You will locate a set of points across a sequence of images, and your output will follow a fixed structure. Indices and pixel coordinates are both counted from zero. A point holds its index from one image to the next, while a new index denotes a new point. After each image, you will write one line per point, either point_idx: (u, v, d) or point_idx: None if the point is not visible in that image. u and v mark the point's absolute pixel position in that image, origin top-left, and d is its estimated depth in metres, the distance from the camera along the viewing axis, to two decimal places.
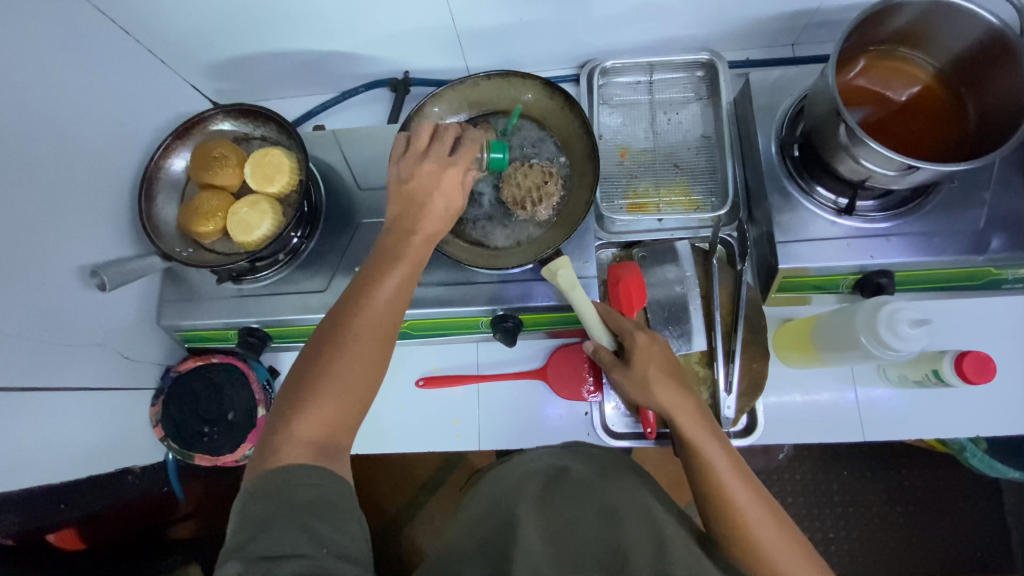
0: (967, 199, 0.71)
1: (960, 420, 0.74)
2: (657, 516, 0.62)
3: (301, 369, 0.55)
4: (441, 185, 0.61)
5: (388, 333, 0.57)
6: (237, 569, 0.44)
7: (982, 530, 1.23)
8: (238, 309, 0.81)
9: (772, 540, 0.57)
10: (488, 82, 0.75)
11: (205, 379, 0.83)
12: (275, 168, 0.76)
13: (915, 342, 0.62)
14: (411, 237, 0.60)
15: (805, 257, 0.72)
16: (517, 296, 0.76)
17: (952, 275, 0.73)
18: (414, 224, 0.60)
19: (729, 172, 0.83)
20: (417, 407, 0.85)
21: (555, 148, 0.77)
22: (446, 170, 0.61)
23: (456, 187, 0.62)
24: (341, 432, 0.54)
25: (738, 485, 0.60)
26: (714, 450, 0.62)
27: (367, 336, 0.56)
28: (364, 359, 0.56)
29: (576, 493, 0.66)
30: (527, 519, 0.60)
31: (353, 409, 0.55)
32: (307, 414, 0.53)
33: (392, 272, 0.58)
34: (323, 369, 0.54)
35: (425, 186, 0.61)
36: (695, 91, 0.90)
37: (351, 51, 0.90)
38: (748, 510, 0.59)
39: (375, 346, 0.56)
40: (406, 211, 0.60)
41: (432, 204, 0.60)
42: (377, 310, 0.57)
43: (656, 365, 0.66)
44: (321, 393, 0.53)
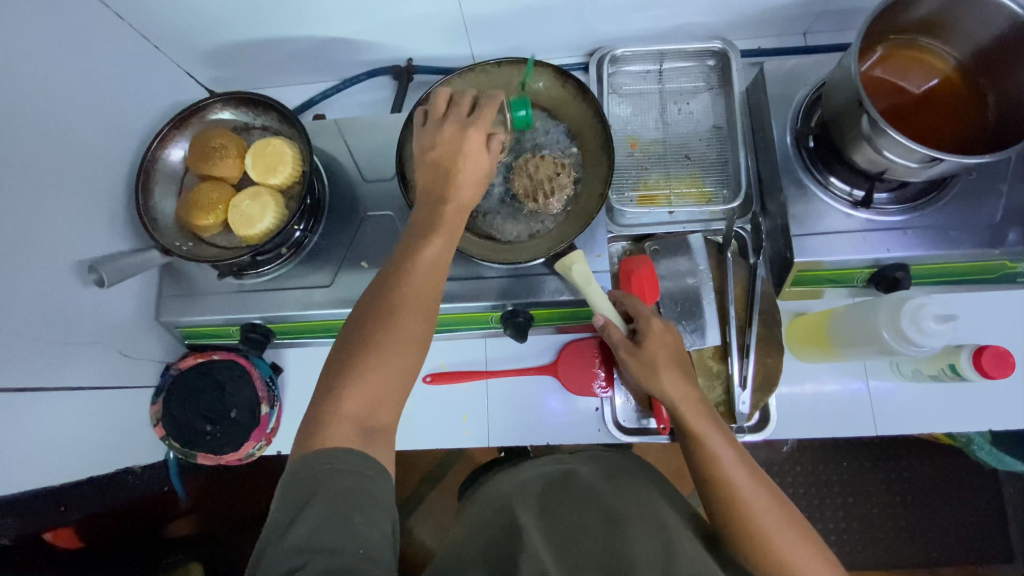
0: (986, 191, 0.70)
1: (973, 415, 0.74)
2: (669, 524, 0.62)
3: (345, 343, 0.54)
4: (467, 148, 0.59)
5: (430, 302, 0.56)
6: (274, 557, 0.44)
7: (979, 520, 1.24)
8: (240, 306, 0.79)
9: (782, 533, 0.56)
10: (497, 69, 0.73)
11: (207, 377, 0.81)
12: (277, 159, 0.74)
13: (939, 339, 0.61)
14: (445, 206, 0.58)
15: (820, 251, 0.71)
16: (528, 291, 0.74)
17: (967, 269, 0.72)
18: (445, 194, 0.58)
19: (742, 164, 0.81)
20: (425, 403, 0.83)
21: (566, 138, 0.75)
22: (467, 131, 0.59)
23: (482, 150, 0.59)
24: (384, 410, 0.53)
25: (745, 478, 0.59)
26: (719, 442, 0.61)
27: (406, 309, 0.54)
28: (406, 331, 0.54)
29: (594, 493, 0.66)
30: (529, 523, 0.61)
31: (398, 383, 0.54)
32: (352, 390, 0.52)
33: (428, 243, 0.56)
34: (365, 343, 0.53)
35: (450, 151, 0.59)
36: (706, 80, 0.88)
37: (353, 37, 0.87)
38: (754, 502, 0.58)
39: (416, 320, 0.55)
40: (437, 181, 0.59)
41: (462, 169, 0.58)
42: (414, 280, 0.55)
43: (666, 353, 0.65)
44: (363, 368, 0.52)
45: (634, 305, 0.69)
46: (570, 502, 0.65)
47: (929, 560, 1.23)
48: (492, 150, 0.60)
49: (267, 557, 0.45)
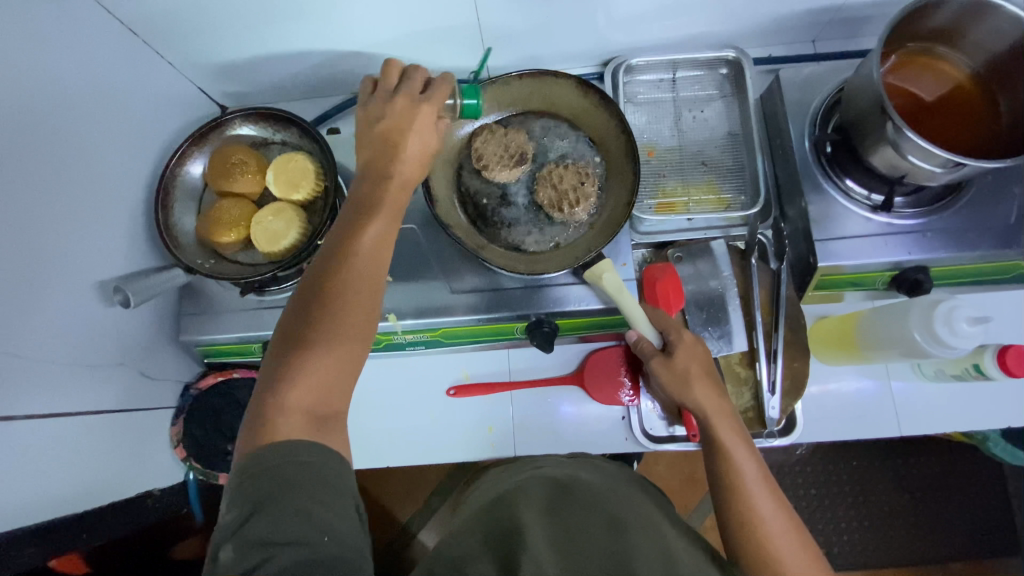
0: (1000, 194, 0.72)
1: (993, 414, 0.75)
2: (662, 533, 0.61)
3: (289, 326, 0.54)
4: (417, 125, 0.59)
5: (374, 284, 0.56)
6: (233, 554, 0.43)
7: (986, 514, 1.26)
8: (261, 323, 0.78)
9: (789, 554, 0.55)
10: (518, 82, 0.74)
11: (229, 397, 0.83)
12: (300, 174, 0.73)
13: (971, 339, 0.62)
14: (387, 182, 0.58)
15: (842, 255, 0.72)
16: (554, 301, 0.74)
17: (983, 270, 0.74)
18: (391, 169, 0.59)
19: (759, 169, 0.82)
20: (449, 417, 0.82)
21: (587, 147, 0.76)
22: (419, 106, 0.59)
23: (431, 127, 0.60)
24: (334, 399, 0.53)
25: (765, 500, 0.58)
26: (745, 459, 0.60)
27: (349, 292, 0.54)
28: (351, 316, 0.54)
29: (585, 501, 0.66)
30: (529, 522, 0.60)
31: (347, 368, 0.54)
32: (300, 378, 0.51)
33: (373, 221, 0.57)
34: (312, 329, 0.53)
35: (398, 125, 0.59)
36: (719, 88, 0.89)
37: (369, 51, 0.87)
38: (771, 523, 0.57)
39: (361, 301, 0.55)
40: (382, 156, 0.59)
41: (410, 146, 0.59)
42: (359, 262, 0.55)
43: (697, 364, 0.65)
44: (311, 353, 0.52)
45: (664, 318, 0.70)
46: (575, 509, 0.64)
47: (939, 556, 1.25)
48: (441, 126, 0.62)
49: (224, 556, 0.43)
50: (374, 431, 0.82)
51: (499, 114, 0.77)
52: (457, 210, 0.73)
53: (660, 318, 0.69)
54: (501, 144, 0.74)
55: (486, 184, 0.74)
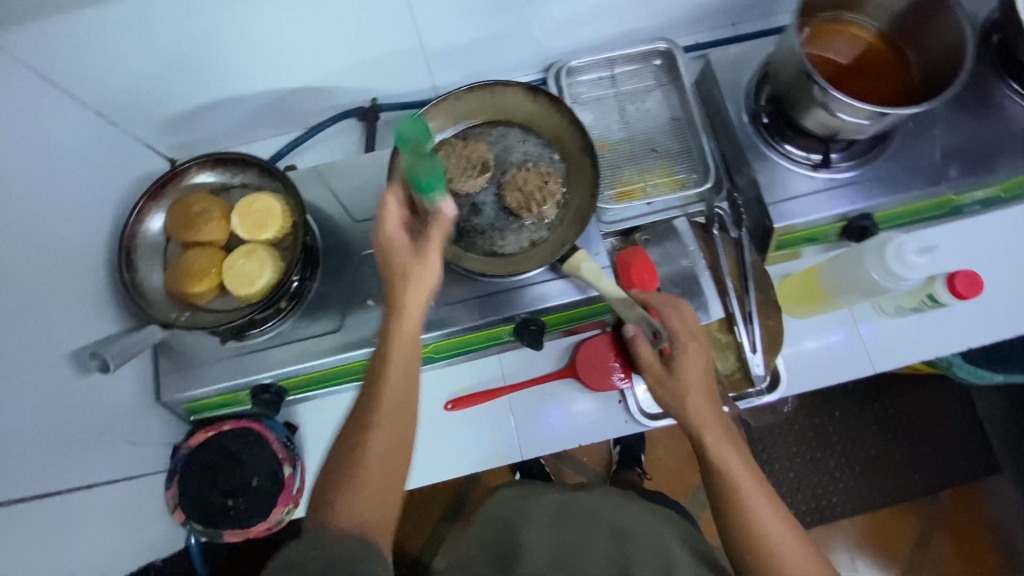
0: (921, 139, 0.79)
1: (956, 337, 0.81)
2: (665, 541, 0.67)
3: (337, 448, 0.55)
4: (407, 263, 0.56)
5: (411, 396, 0.56)
6: None
7: (965, 439, 1.35)
8: (244, 369, 0.75)
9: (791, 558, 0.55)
10: (469, 95, 0.75)
11: (218, 454, 0.77)
12: (268, 213, 0.73)
13: (922, 270, 0.66)
14: (407, 304, 0.56)
15: (794, 214, 0.77)
16: (537, 299, 0.76)
17: (921, 208, 0.81)
18: (401, 298, 0.56)
19: (705, 147, 0.87)
20: (449, 433, 0.82)
21: (545, 148, 0.77)
22: (376, 224, 0.57)
23: (418, 261, 0.56)
24: (384, 508, 0.53)
25: (762, 503, 0.58)
26: (734, 461, 0.60)
27: (384, 409, 0.54)
28: (388, 433, 0.54)
29: (586, 513, 0.72)
30: (532, 542, 0.68)
31: (391, 480, 0.54)
32: (350, 500, 0.52)
33: (399, 337, 0.56)
34: (355, 451, 0.54)
35: (393, 270, 0.57)
36: (656, 79, 0.93)
37: (315, 85, 0.87)
38: (768, 528, 0.56)
39: (398, 414, 0.55)
40: (392, 286, 0.57)
41: (408, 289, 0.56)
42: (391, 384, 0.55)
43: (692, 371, 0.64)
44: (357, 474, 0.53)
45: (682, 319, 0.67)
46: (574, 525, 0.71)
47: (931, 487, 1.33)
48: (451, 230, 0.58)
49: None
50: None
51: (456, 128, 0.78)
52: None
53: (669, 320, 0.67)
54: (462, 157, 0.75)
55: (454, 197, 0.75)
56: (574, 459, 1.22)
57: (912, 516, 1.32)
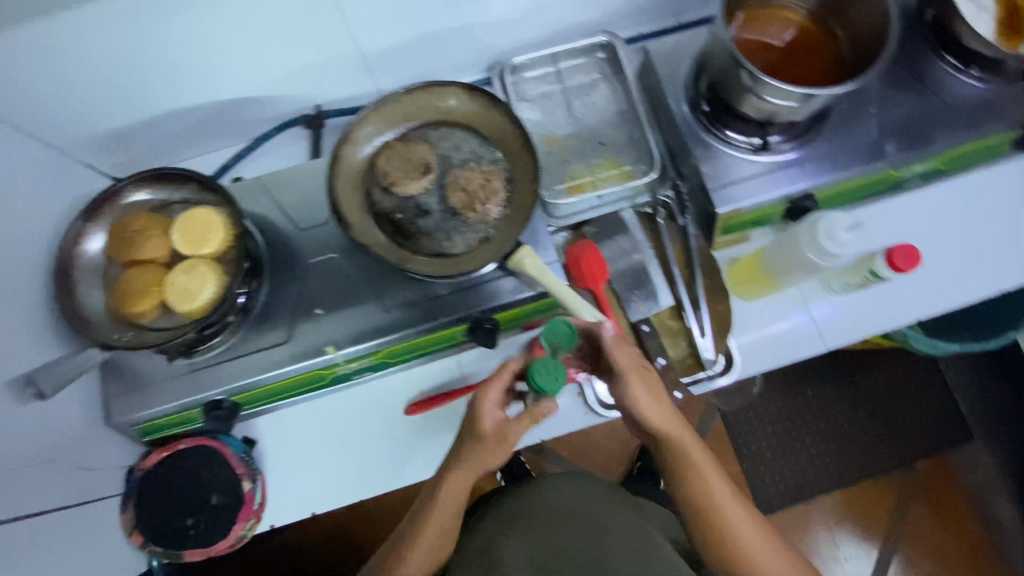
0: (858, 117, 0.80)
1: (904, 309, 0.82)
2: (640, 536, 0.72)
3: (397, 540, 0.69)
4: (490, 434, 0.66)
5: (458, 500, 0.68)
6: None
7: (939, 411, 1.38)
8: (196, 385, 0.75)
9: (756, 545, 0.63)
10: (407, 97, 0.74)
11: (175, 473, 0.76)
12: (208, 227, 0.71)
13: (851, 246, 0.69)
14: (488, 444, 0.66)
15: (738, 198, 0.77)
16: (488, 298, 0.76)
17: (863, 185, 0.81)
18: (479, 442, 0.66)
19: (650, 138, 0.88)
20: (409, 437, 0.82)
21: (487, 145, 0.76)
22: (477, 400, 0.67)
23: (507, 430, 0.66)
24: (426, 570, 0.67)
25: (730, 502, 0.65)
26: (707, 471, 0.66)
27: (435, 511, 0.67)
28: (436, 532, 0.67)
29: (558, 514, 0.76)
30: (506, 553, 0.72)
31: (432, 554, 0.67)
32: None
33: (466, 462, 0.67)
34: (408, 543, 0.67)
35: (482, 436, 0.66)
36: (600, 71, 0.94)
37: (256, 95, 0.86)
38: (738, 526, 0.64)
39: (447, 516, 0.67)
40: (472, 426, 0.67)
41: (486, 446, 0.66)
42: (445, 494, 0.67)
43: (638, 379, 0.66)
44: (405, 559, 0.66)
45: (631, 356, 0.67)
46: (548, 527, 0.74)
47: (906, 459, 1.35)
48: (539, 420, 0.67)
49: None
50: (338, 468, 0.81)
51: (397, 131, 0.76)
52: (375, 230, 0.73)
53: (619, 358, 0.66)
54: (404, 160, 0.74)
55: (397, 200, 0.73)
56: (555, 454, 1.24)
57: (890, 488, 1.34)
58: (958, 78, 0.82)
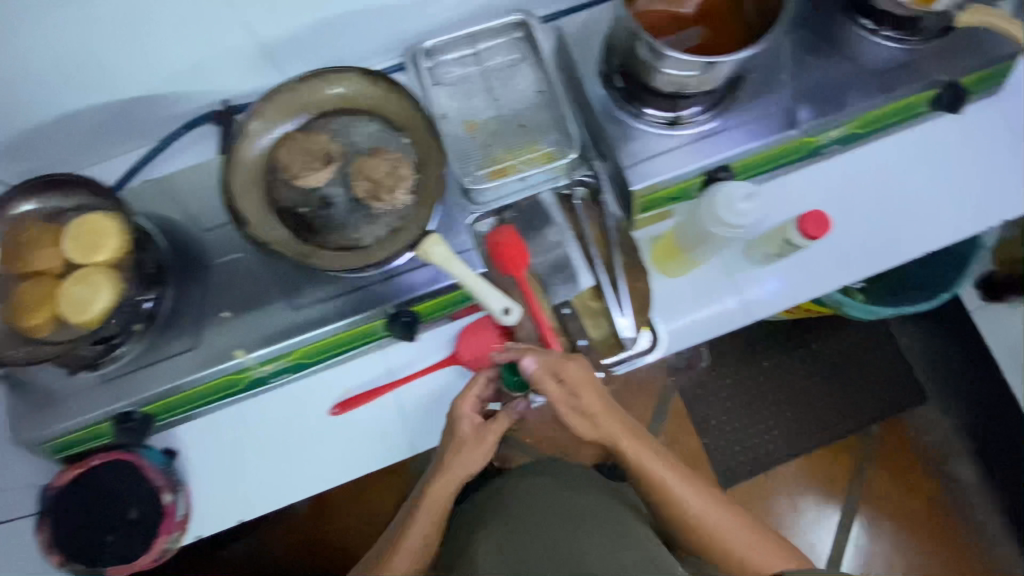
0: (770, 84, 0.79)
1: (827, 276, 0.82)
2: (619, 524, 0.71)
3: (388, 541, 0.76)
4: (467, 438, 0.74)
5: (438, 504, 0.74)
6: None
7: (895, 375, 1.39)
8: (104, 397, 0.72)
9: (721, 524, 0.74)
10: (303, 85, 0.71)
11: (94, 489, 0.74)
12: (100, 233, 0.68)
13: (749, 216, 0.69)
14: (462, 446, 0.74)
15: (654, 173, 0.76)
16: (402, 290, 0.73)
17: (781, 154, 0.81)
18: (456, 446, 0.74)
19: (571, 117, 0.85)
20: (335, 439, 0.79)
21: (392, 132, 0.74)
22: (455, 403, 0.76)
23: (483, 436, 0.74)
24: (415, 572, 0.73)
25: (693, 496, 0.74)
26: (666, 472, 0.74)
27: (420, 512, 0.74)
28: (422, 531, 0.73)
29: (532, 502, 0.74)
30: (479, 549, 0.70)
31: (418, 554, 0.73)
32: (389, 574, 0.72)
33: (444, 465, 0.74)
34: (397, 543, 0.73)
35: (459, 439, 0.74)
36: (520, 52, 0.90)
37: (155, 92, 0.82)
38: (702, 512, 0.74)
39: (429, 517, 0.74)
40: (449, 431, 0.75)
41: (461, 449, 0.74)
42: (429, 497, 0.74)
43: (587, 393, 0.73)
44: (396, 558, 0.72)
45: (586, 369, 0.73)
46: (521, 516, 0.72)
47: (862, 423, 1.37)
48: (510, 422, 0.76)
49: None
50: (260, 475, 0.78)
51: (296, 121, 0.73)
52: (277, 225, 0.70)
53: (568, 378, 0.72)
54: (304, 150, 0.71)
55: (301, 193, 0.71)
56: None
57: (848, 453, 1.36)
58: (872, 40, 0.81)
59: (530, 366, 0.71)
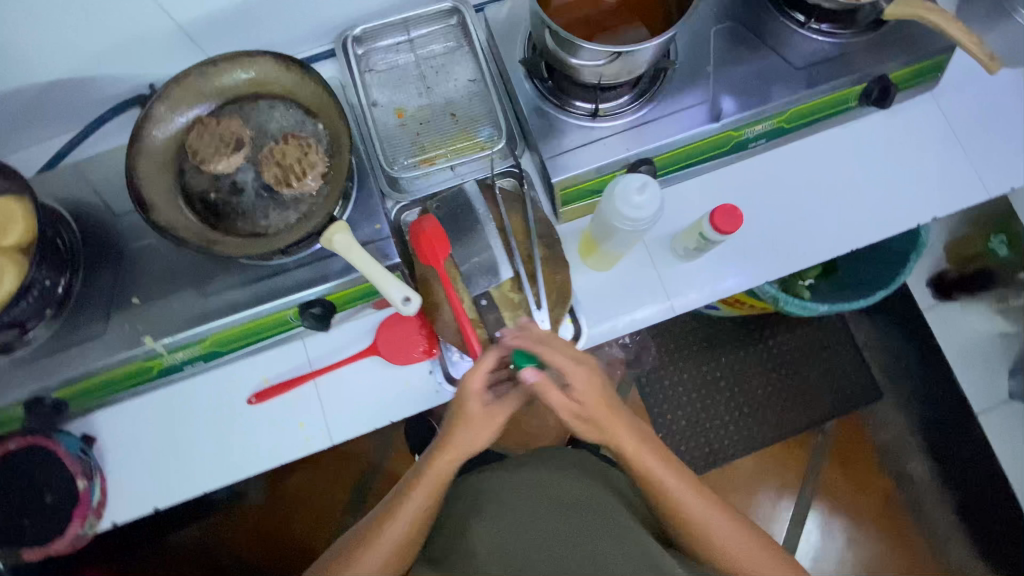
0: (695, 77, 0.78)
1: (751, 269, 0.82)
2: (616, 522, 0.68)
3: (369, 520, 0.68)
4: (475, 416, 0.67)
5: (438, 482, 0.67)
6: None
7: (851, 374, 1.37)
8: (10, 381, 0.72)
9: (731, 543, 0.67)
10: (214, 69, 0.71)
11: (10, 474, 0.74)
12: (7, 218, 0.67)
13: (647, 207, 0.68)
14: (466, 424, 0.67)
15: (574, 165, 0.76)
16: (313, 279, 0.73)
17: (707, 146, 0.80)
18: (465, 421, 0.67)
19: (499, 106, 0.84)
20: (255, 427, 0.79)
21: (306, 118, 0.73)
22: (465, 376, 0.67)
23: (490, 411, 0.68)
24: (397, 557, 0.66)
25: (704, 509, 0.68)
26: (673, 481, 0.68)
27: (414, 491, 0.67)
28: (412, 511, 0.67)
29: (530, 492, 0.73)
30: (476, 536, 0.69)
31: (406, 537, 0.66)
32: (369, 553, 0.65)
33: (447, 445, 0.67)
34: (383, 521, 0.67)
35: (462, 417, 0.67)
36: (456, 40, 0.89)
37: (71, 76, 0.80)
38: (710, 528, 0.67)
39: (424, 496, 0.67)
40: (456, 407, 0.68)
41: (465, 426, 0.67)
42: (427, 474, 0.67)
43: (591, 398, 0.66)
44: (377, 537, 0.66)
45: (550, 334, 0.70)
46: (517, 506, 0.71)
47: (818, 419, 1.36)
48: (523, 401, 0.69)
49: None
50: (177, 461, 0.78)
51: (205, 105, 0.73)
52: (184, 211, 0.69)
53: (578, 384, 0.66)
54: (213, 135, 0.71)
55: (211, 179, 0.71)
56: None
57: (803, 447, 1.37)
58: (801, 34, 0.80)
59: (531, 377, 0.64)
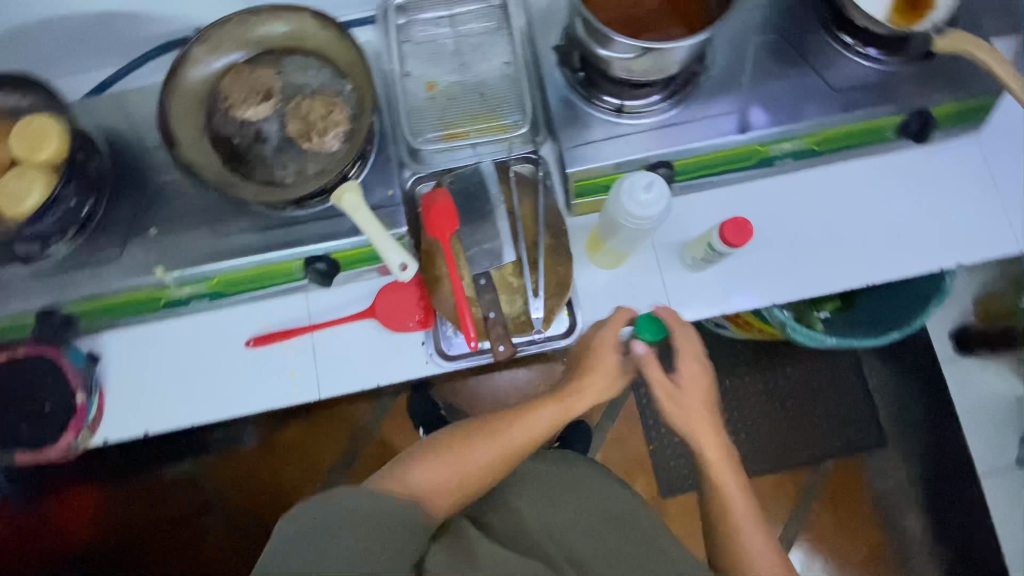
0: (727, 87, 0.77)
1: (757, 288, 0.80)
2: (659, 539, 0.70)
3: (464, 430, 0.72)
4: (608, 364, 0.73)
5: (551, 420, 0.72)
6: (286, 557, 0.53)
7: (858, 416, 1.32)
8: (32, 289, 0.76)
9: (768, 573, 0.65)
10: (256, 18, 0.74)
11: (15, 380, 0.78)
12: (41, 135, 0.70)
13: (654, 207, 0.67)
14: (592, 373, 0.73)
15: (592, 158, 0.76)
16: (322, 235, 0.75)
17: (731, 158, 0.78)
18: (591, 366, 0.73)
19: (529, 93, 0.84)
20: (248, 370, 0.82)
21: (337, 78, 0.75)
22: (604, 325, 0.75)
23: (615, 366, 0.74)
24: (479, 474, 0.68)
25: (757, 535, 0.67)
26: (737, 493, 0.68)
27: (522, 416, 0.72)
28: (515, 433, 0.70)
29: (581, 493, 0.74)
30: (527, 515, 0.70)
31: (495, 459, 0.69)
32: (456, 456, 0.68)
33: (564, 392, 0.73)
34: (480, 433, 0.70)
35: (593, 363, 0.74)
36: (497, 20, 0.88)
37: (124, 9, 0.84)
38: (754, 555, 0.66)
39: (531, 427, 0.71)
40: (588, 355, 0.74)
41: (597, 369, 0.73)
42: (540, 407, 0.72)
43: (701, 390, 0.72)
44: (479, 445, 0.69)
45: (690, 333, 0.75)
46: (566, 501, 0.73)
47: (815, 457, 1.32)
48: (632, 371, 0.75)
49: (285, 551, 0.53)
50: (171, 390, 0.81)
51: (244, 53, 0.76)
52: (208, 151, 0.72)
53: (683, 371, 0.72)
54: (246, 83, 0.74)
55: (238, 124, 0.73)
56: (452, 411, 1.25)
57: (798, 482, 1.32)
58: (845, 56, 0.77)
59: (642, 346, 0.71)
